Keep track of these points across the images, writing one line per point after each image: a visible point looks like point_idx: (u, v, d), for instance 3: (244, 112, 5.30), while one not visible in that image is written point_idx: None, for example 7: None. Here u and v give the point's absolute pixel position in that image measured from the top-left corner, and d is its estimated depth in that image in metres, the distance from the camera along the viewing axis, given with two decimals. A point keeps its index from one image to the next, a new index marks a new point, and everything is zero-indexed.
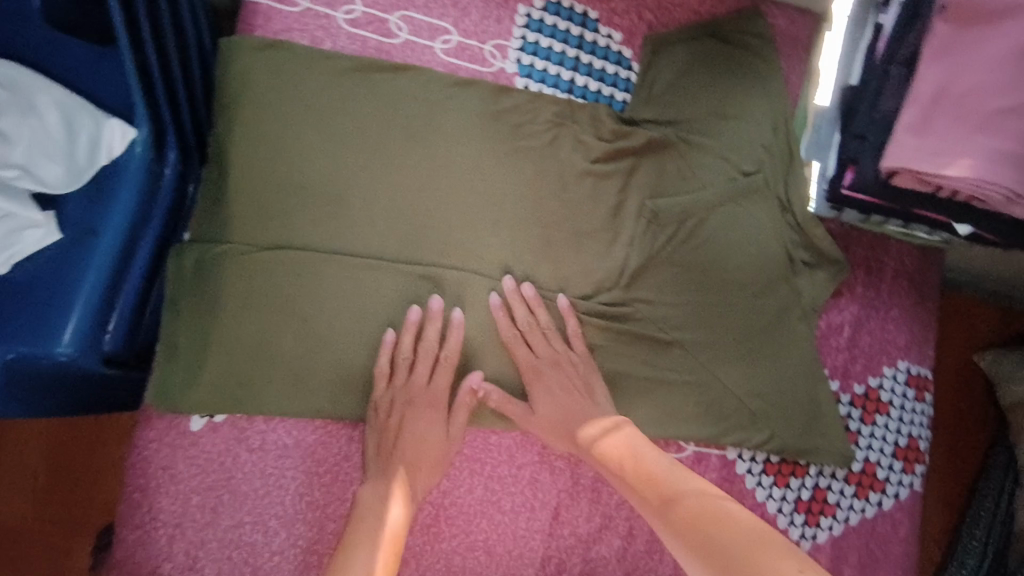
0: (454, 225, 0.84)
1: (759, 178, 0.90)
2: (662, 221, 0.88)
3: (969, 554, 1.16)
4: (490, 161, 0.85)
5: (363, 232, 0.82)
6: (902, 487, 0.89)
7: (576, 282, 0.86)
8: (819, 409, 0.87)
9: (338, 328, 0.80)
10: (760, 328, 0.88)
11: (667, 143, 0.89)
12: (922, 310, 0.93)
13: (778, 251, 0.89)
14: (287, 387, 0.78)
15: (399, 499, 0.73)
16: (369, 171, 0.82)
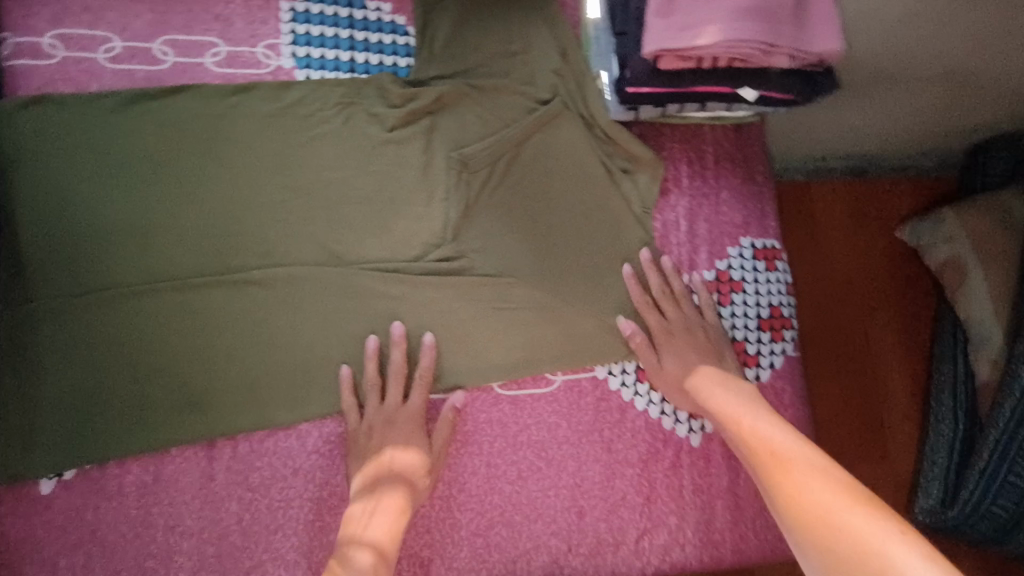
0: (267, 226, 0.83)
1: (558, 103, 0.91)
2: (473, 168, 0.88)
3: (943, 423, 1.17)
4: (287, 155, 0.85)
5: (174, 257, 0.81)
6: (775, 356, 0.91)
7: (405, 248, 0.86)
8: (675, 304, 0.88)
9: (175, 356, 0.80)
10: (598, 242, 0.89)
11: (463, 94, 0.89)
12: (751, 186, 0.95)
13: (595, 166, 0.90)
14: (136, 426, 0.77)
15: (389, 515, 0.74)
16: (170, 197, 0.82)
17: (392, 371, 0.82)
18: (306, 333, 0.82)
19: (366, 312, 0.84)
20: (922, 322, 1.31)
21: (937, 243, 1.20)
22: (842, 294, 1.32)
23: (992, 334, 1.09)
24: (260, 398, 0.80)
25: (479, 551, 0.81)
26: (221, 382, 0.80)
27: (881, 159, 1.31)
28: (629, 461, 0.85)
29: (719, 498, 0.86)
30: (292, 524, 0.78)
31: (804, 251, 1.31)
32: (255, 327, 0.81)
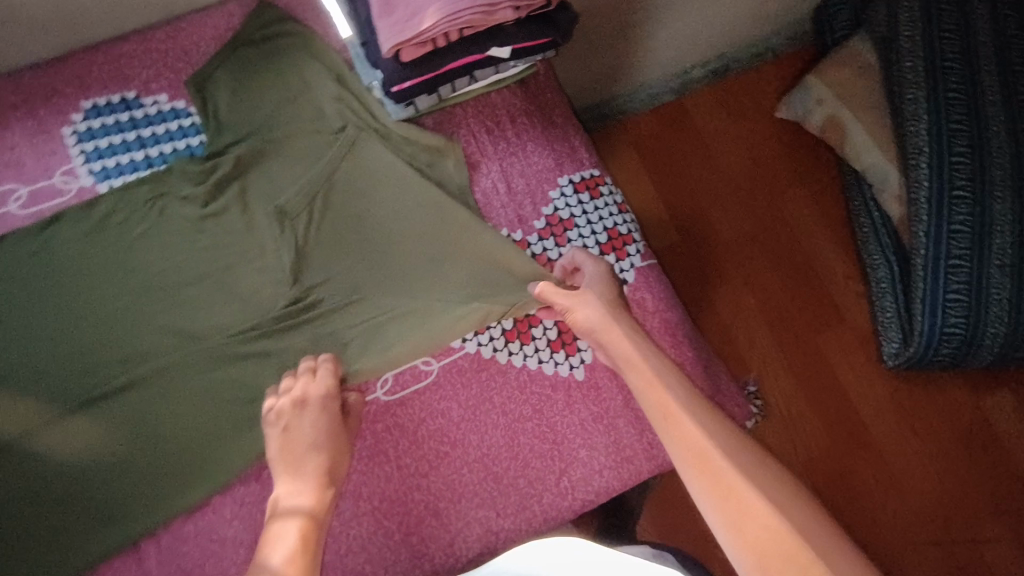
0: (120, 333, 0.88)
1: (351, 128, 0.94)
2: (290, 212, 0.92)
3: (877, 268, 1.29)
4: (116, 265, 0.89)
5: (44, 393, 0.85)
6: (626, 272, 0.96)
7: (252, 305, 0.90)
8: (514, 261, 0.91)
9: (76, 482, 0.84)
10: (432, 235, 0.92)
11: (260, 150, 0.93)
12: (553, 131, 1.01)
13: (401, 166, 0.93)
14: (61, 555, 0.82)
15: (311, 489, 0.74)
16: (21, 341, 0.87)
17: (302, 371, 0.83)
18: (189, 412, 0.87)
19: (238, 376, 0.88)
20: (830, 186, 1.43)
21: (811, 108, 1.35)
22: (749, 188, 1.42)
23: (887, 174, 1.25)
24: (167, 488, 0.85)
25: (417, 548, 0.85)
26: (126, 487, 0.84)
27: (737, 57, 1.44)
28: (525, 415, 0.90)
29: (620, 417, 0.91)
30: None
31: (699, 164, 1.43)
32: (140, 426, 0.86)
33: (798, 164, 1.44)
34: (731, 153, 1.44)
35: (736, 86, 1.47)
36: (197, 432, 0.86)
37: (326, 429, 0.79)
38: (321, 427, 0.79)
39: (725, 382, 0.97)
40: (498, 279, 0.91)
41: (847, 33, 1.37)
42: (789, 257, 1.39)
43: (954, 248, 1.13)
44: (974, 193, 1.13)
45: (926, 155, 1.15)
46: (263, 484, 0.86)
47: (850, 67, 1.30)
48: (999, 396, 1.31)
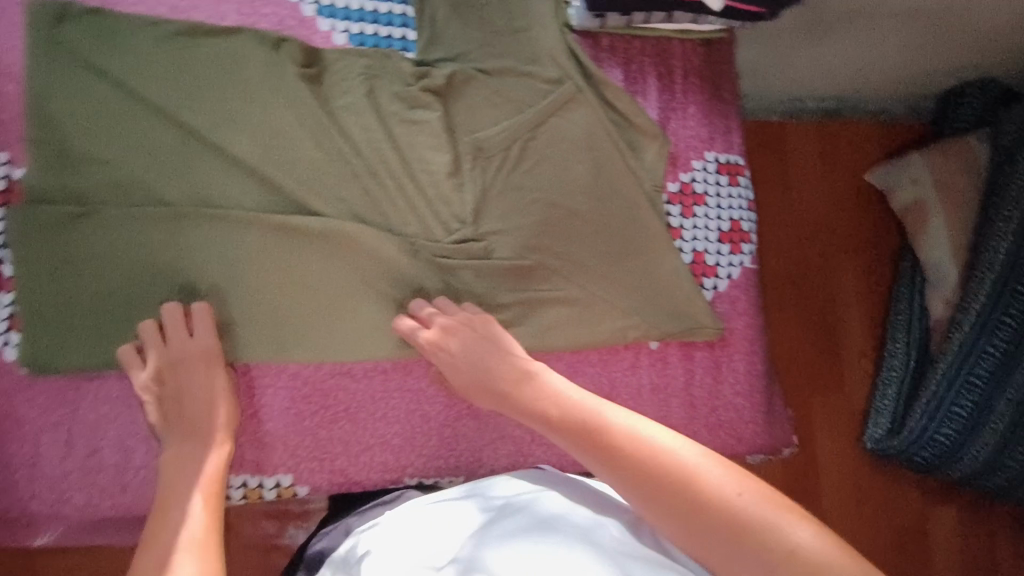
0: (235, 119, 0.83)
1: (571, 85, 0.90)
2: (457, 86, 0.88)
3: (894, 358, 1.27)
4: (256, 55, 0.84)
5: (139, 147, 0.80)
6: (733, 268, 0.94)
7: (377, 153, 0.86)
8: (666, 269, 0.90)
9: (150, 261, 0.80)
10: (576, 172, 0.89)
11: (444, 17, 0.90)
12: (719, 102, 0.97)
13: (594, 112, 0.90)
14: (107, 318, 0.78)
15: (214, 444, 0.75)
16: (131, 92, 0.80)
17: (169, 320, 0.79)
18: (308, 299, 0.83)
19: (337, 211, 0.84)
20: (884, 267, 1.41)
21: (902, 184, 1.27)
22: (814, 237, 1.40)
23: (947, 276, 1.20)
24: (231, 296, 0.81)
25: (448, 441, 0.86)
26: (191, 279, 0.81)
27: (854, 103, 1.39)
28: (588, 360, 0.90)
29: (675, 397, 0.91)
30: (268, 408, 0.84)
31: (778, 191, 1.39)
32: (228, 230, 0.81)
33: (862, 230, 1.41)
34: (809, 194, 1.41)
35: (840, 131, 1.42)
36: (282, 258, 0.82)
37: (207, 380, 0.78)
38: (207, 376, 0.78)
39: (779, 403, 0.97)
40: (643, 262, 0.90)
41: (965, 129, 1.31)
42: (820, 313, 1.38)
43: (979, 367, 1.08)
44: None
45: (993, 271, 1.07)
46: (329, 339, 0.83)
47: (958, 159, 1.21)
48: (944, 516, 1.34)
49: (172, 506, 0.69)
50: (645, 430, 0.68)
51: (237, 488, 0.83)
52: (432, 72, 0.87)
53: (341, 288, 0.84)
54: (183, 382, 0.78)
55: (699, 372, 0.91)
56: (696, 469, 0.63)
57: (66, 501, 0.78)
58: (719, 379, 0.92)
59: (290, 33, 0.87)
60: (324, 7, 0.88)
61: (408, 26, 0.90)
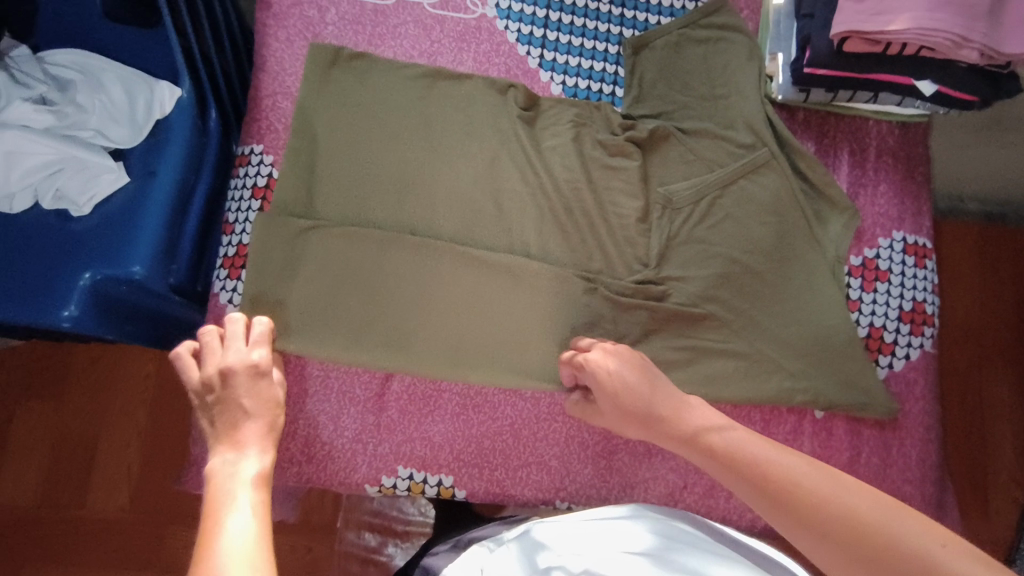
0: (456, 149, 0.91)
1: (766, 151, 0.94)
2: (657, 139, 0.94)
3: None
4: (481, 93, 0.94)
5: (371, 166, 0.89)
6: (912, 348, 0.91)
7: (577, 194, 0.92)
8: (844, 342, 0.88)
9: (360, 271, 0.86)
10: (761, 234, 0.91)
11: (650, 80, 0.98)
12: (911, 184, 0.97)
13: (786, 181, 0.93)
14: (313, 321, 0.84)
15: (267, 447, 0.63)
16: (374, 117, 0.91)
17: (231, 331, 0.74)
18: (491, 319, 0.87)
19: (534, 240, 0.91)
20: None
21: None
22: (976, 349, 1.39)
23: None
24: (424, 313, 0.86)
25: (602, 471, 0.88)
26: (393, 291, 0.86)
27: None
28: (750, 418, 0.89)
29: (839, 472, 0.88)
30: (441, 410, 0.88)
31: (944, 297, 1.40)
32: (431, 252, 0.87)
33: None
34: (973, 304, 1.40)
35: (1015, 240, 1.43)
36: (475, 287, 0.87)
37: (256, 387, 0.69)
38: (258, 384, 0.70)
39: (950, 502, 0.90)
40: (823, 330, 0.89)
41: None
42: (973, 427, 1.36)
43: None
44: None
45: None
46: (509, 361, 0.88)
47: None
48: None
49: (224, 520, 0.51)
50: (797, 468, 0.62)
51: (403, 479, 0.86)
52: (637, 125, 0.94)
53: (527, 310, 0.88)
54: (233, 389, 0.69)
55: (867, 452, 0.88)
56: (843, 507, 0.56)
57: None
58: (888, 462, 0.88)
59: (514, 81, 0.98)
60: (546, 62, 0.99)
61: (618, 83, 0.99)
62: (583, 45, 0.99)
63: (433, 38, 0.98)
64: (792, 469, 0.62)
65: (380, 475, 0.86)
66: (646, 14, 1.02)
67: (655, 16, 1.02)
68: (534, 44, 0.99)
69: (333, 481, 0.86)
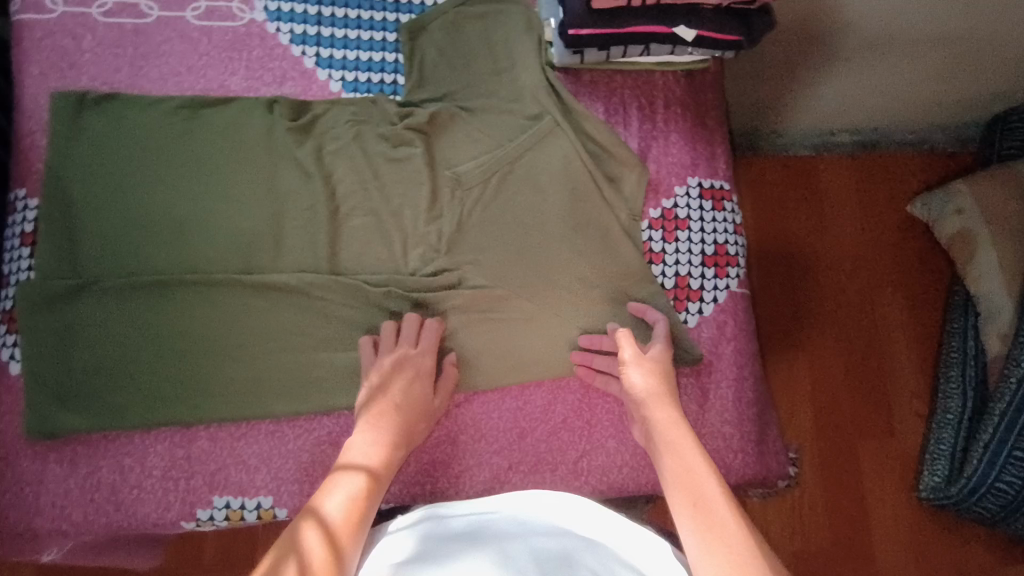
0: (233, 173, 0.91)
1: (549, 120, 0.95)
2: (440, 124, 0.94)
3: (952, 398, 1.28)
4: (251, 107, 0.93)
5: (146, 208, 0.89)
6: (719, 291, 0.93)
7: (367, 193, 0.92)
8: (642, 300, 0.91)
9: (149, 316, 0.87)
10: (553, 210, 0.93)
11: (432, 63, 0.97)
12: (702, 130, 0.98)
13: (571, 151, 0.94)
14: (106, 378, 0.85)
15: (386, 444, 0.79)
16: (146, 155, 0.91)
17: (407, 328, 0.87)
18: (285, 345, 0.88)
19: (327, 247, 0.90)
20: (936, 302, 1.43)
21: (947, 214, 1.34)
22: (854, 272, 1.44)
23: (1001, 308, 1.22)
24: (218, 346, 0.87)
25: (422, 466, 0.88)
26: (185, 329, 0.87)
27: (891, 134, 1.46)
28: (569, 387, 0.91)
29: None
30: (255, 432, 0.87)
31: (814, 235, 1.46)
32: (216, 287, 0.88)
33: (912, 259, 1.45)
34: (850, 234, 1.46)
35: (881, 167, 1.49)
36: (261, 312, 0.88)
37: (414, 392, 0.83)
38: (413, 386, 0.84)
39: (774, 435, 0.92)
40: (622, 290, 0.91)
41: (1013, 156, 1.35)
42: (863, 350, 1.40)
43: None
44: None
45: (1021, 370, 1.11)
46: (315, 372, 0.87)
47: (1006, 186, 1.26)
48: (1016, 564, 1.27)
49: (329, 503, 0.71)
50: (728, 519, 0.66)
51: (219, 509, 0.85)
52: (416, 112, 0.93)
53: (322, 322, 0.89)
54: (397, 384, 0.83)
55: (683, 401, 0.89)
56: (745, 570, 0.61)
57: (65, 516, 0.83)
58: (706, 407, 0.89)
59: (291, 83, 0.95)
60: (323, 60, 0.96)
61: (399, 71, 0.97)
62: (359, 37, 0.97)
63: (200, 51, 0.95)
64: (723, 526, 0.65)
65: (194, 510, 0.84)
66: None
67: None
68: (308, 43, 0.96)
69: (146, 524, 0.84)
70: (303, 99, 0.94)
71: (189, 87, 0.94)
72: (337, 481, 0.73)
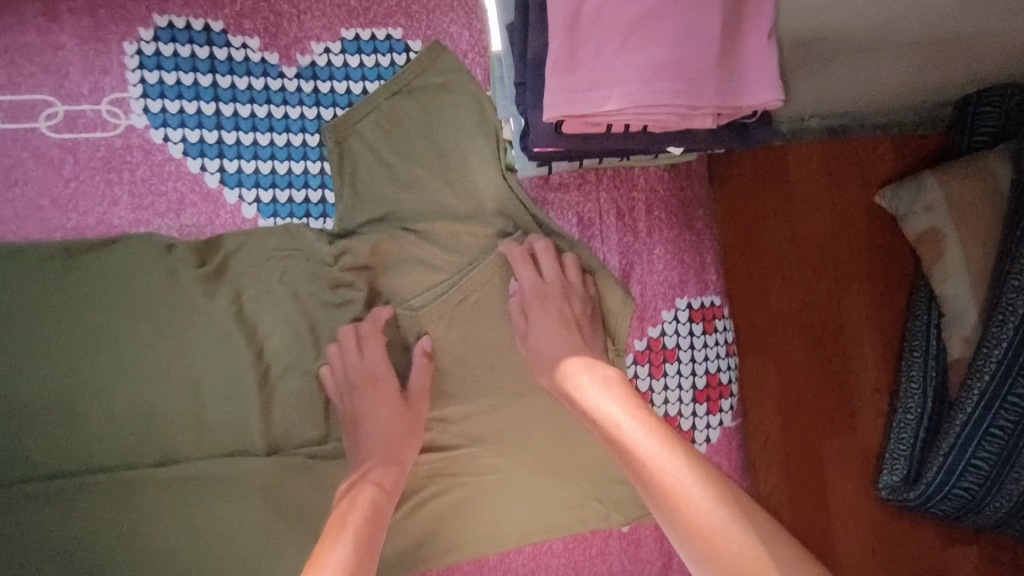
0: (128, 338, 0.73)
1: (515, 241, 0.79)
2: (382, 253, 0.78)
3: (910, 399, 1.02)
4: (143, 251, 0.74)
5: (15, 392, 0.71)
6: (710, 429, 0.85)
7: (301, 349, 0.77)
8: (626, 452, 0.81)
9: (39, 527, 0.70)
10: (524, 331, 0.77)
11: (365, 170, 0.80)
12: (689, 237, 0.85)
13: None
14: None
15: (365, 481, 0.71)
16: (8, 321, 0.71)
17: (359, 336, 0.76)
18: (212, 542, 0.73)
19: (259, 419, 0.75)
20: (902, 282, 1.07)
21: (916, 214, 0.98)
22: (806, 255, 1.06)
23: (965, 313, 0.94)
24: (129, 555, 0.71)
25: None
26: (84, 538, 0.71)
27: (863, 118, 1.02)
28: (553, 550, 0.82)
29: None
30: None
31: (759, 211, 1.06)
32: (122, 481, 0.72)
33: (871, 234, 1.08)
34: (803, 207, 1.06)
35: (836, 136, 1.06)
36: (182, 506, 0.73)
37: (376, 408, 0.74)
38: (375, 408, 0.74)
39: None
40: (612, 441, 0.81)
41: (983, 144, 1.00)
42: (831, 346, 1.06)
43: (1000, 418, 0.88)
44: (1014, 436, 0.88)
45: (986, 378, 0.88)
46: (258, 572, 0.74)
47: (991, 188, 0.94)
48: None
49: None
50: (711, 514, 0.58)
51: None
52: (352, 247, 0.77)
53: (263, 507, 0.74)
54: (358, 402, 0.75)
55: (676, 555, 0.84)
56: (747, 569, 0.54)
57: None
58: None
59: (192, 211, 0.77)
60: (229, 175, 0.77)
61: (327, 185, 0.79)
62: (273, 143, 0.78)
63: (66, 175, 0.75)
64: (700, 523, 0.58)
65: None
66: (346, 82, 0.80)
67: (359, 82, 0.80)
68: (208, 154, 0.77)
69: None
70: (210, 233, 0.77)
71: (59, 226, 0.74)
72: None
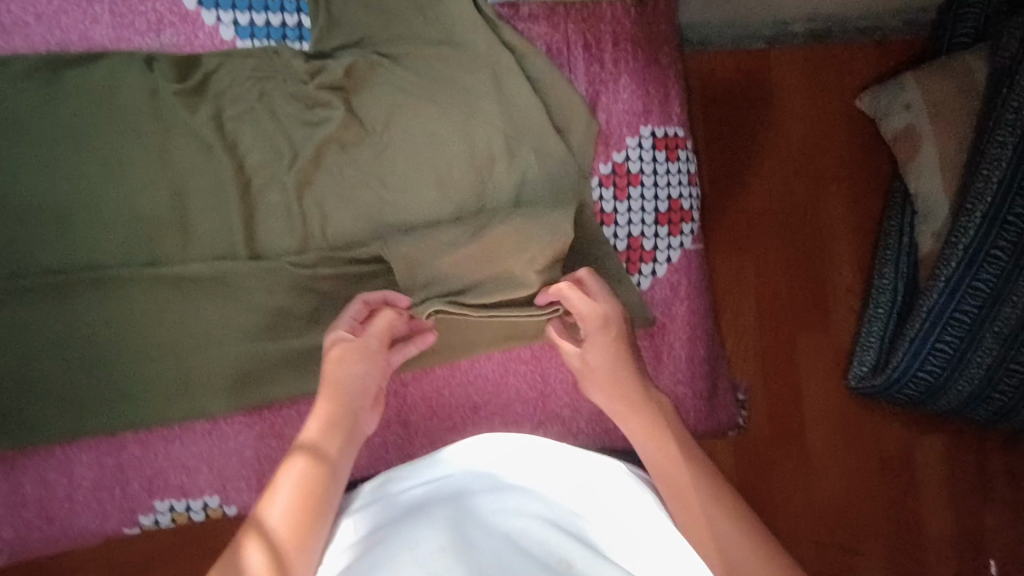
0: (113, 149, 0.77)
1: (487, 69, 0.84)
2: (358, 76, 0.82)
3: (882, 293, 1.06)
4: (125, 67, 0.77)
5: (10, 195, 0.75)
6: (672, 250, 0.89)
7: (278, 164, 0.81)
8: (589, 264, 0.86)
9: (41, 321, 0.77)
10: (530, 217, 0.81)
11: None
12: (654, 69, 0.89)
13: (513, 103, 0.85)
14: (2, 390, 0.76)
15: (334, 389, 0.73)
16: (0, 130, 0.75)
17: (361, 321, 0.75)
18: (205, 341, 0.80)
19: (242, 230, 0.80)
20: (877, 192, 1.14)
21: (894, 113, 1.06)
22: (789, 161, 1.14)
23: (937, 209, 1.01)
24: (125, 350, 0.78)
25: (373, 449, 0.86)
26: (83, 333, 0.77)
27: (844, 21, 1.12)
28: (520, 357, 0.88)
29: None
30: (191, 432, 0.82)
31: (750, 117, 1.14)
32: (114, 279, 0.77)
33: (852, 147, 1.15)
34: (788, 119, 1.14)
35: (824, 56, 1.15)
36: (174, 307, 0.79)
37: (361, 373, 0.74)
38: (362, 376, 0.75)
39: (723, 383, 0.94)
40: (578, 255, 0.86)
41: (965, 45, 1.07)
42: (809, 238, 1.13)
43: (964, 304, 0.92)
44: (975, 322, 0.93)
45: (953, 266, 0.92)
46: (247, 368, 0.81)
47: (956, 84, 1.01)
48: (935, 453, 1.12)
49: (268, 511, 0.65)
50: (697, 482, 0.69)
51: (164, 512, 0.82)
52: (328, 66, 0.81)
53: (250, 313, 0.81)
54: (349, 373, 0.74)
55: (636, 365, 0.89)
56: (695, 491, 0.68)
57: None
58: (658, 369, 0.89)
59: (171, 31, 0.80)
60: None
61: (302, 10, 0.82)
62: None
63: None
64: (672, 470, 0.70)
65: (136, 515, 0.81)
66: None
67: None
68: None
69: (85, 533, 0.81)
70: (189, 52, 0.80)
71: (43, 41, 0.78)
72: (269, 504, 0.65)
